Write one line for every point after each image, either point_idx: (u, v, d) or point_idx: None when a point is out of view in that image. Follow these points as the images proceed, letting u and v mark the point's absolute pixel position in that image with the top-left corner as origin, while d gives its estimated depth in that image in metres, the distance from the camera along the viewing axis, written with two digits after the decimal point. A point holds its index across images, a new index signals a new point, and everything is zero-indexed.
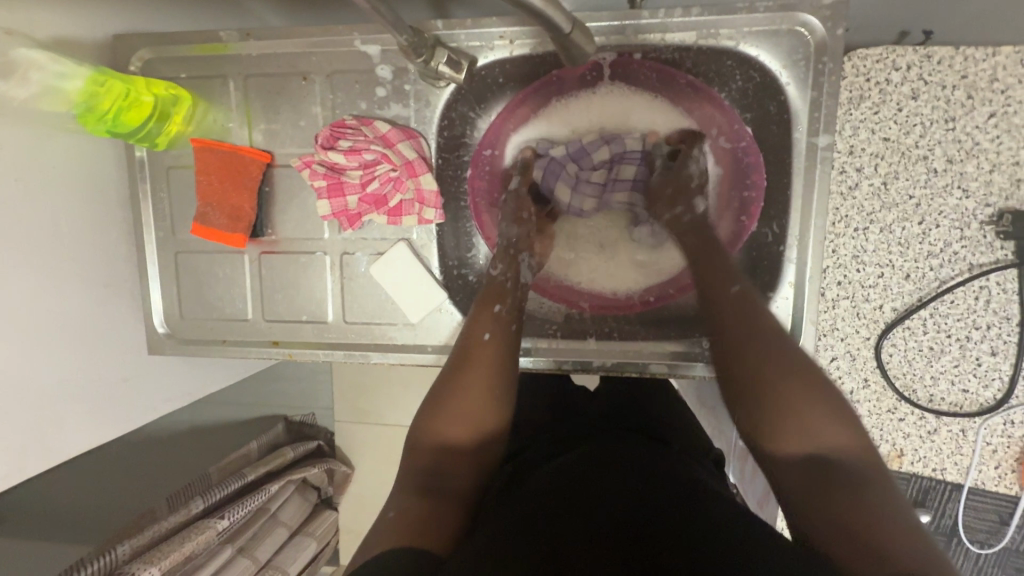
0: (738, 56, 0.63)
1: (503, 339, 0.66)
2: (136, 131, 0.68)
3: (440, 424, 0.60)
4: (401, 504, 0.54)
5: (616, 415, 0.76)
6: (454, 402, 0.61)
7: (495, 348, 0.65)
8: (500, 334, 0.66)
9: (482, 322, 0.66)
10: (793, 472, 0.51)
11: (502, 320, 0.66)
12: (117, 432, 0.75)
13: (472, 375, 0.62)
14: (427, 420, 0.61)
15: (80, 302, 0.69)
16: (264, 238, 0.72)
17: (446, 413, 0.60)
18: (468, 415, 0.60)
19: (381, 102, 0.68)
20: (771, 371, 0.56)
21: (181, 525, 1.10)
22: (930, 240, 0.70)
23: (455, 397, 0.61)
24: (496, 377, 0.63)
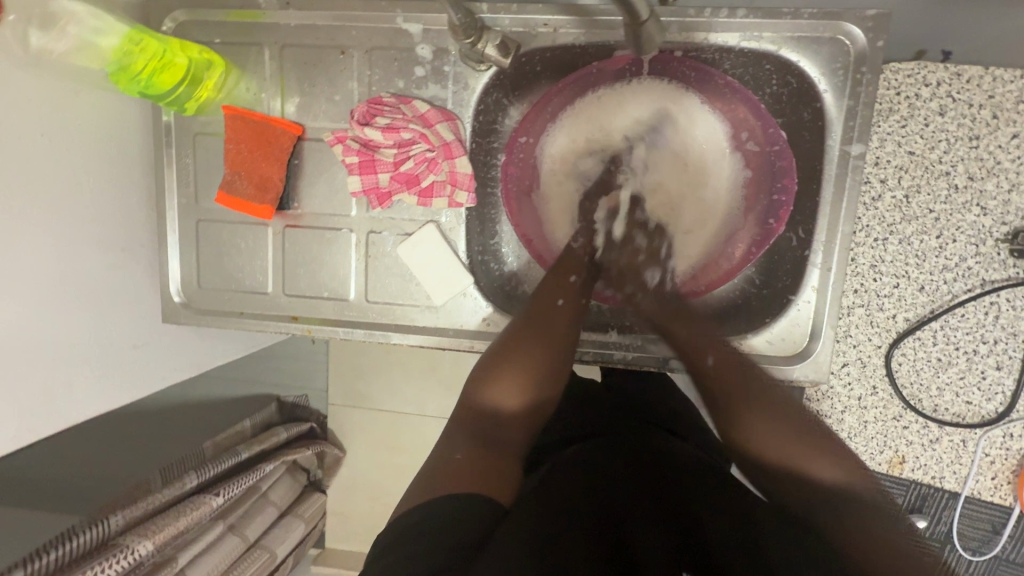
0: (778, 61, 0.64)
1: (576, 309, 0.70)
2: (166, 94, 0.67)
3: (499, 381, 0.66)
4: (464, 450, 0.61)
5: (630, 407, 0.78)
6: (519, 362, 0.67)
7: (567, 316, 0.69)
8: (573, 302, 0.70)
9: (556, 288, 0.70)
10: (796, 499, 0.55)
11: (575, 291, 0.70)
12: (125, 399, 0.74)
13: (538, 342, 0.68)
14: (481, 382, 0.67)
15: (98, 264, 0.68)
16: (289, 212, 0.72)
17: (507, 372, 0.66)
18: (529, 375, 0.67)
19: (420, 82, 0.68)
20: (755, 412, 0.59)
21: (175, 499, 1.09)
22: (947, 254, 0.72)
23: (519, 357, 0.67)
24: (561, 344, 0.68)
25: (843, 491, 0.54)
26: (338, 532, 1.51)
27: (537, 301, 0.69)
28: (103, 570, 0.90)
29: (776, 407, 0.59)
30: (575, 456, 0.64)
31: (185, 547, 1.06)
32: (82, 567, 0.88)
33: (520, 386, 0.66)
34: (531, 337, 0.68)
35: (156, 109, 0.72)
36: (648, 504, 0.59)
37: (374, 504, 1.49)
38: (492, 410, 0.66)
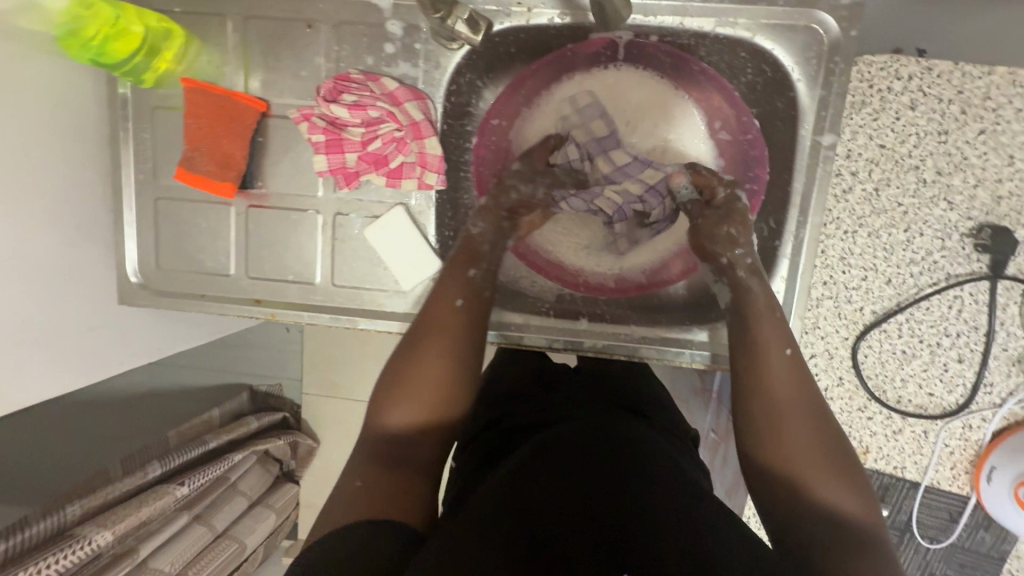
0: (753, 48, 0.63)
1: (475, 309, 0.63)
2: (121, 64, 0.64)
3: (396, 402, 0.58)
4: (364, 472, 0.54)
5: (601, 387, 0.78)
6: (414, 378, 0.58)
7: (464, 318, 0.62)
8: (472, 303, 0.63)
9: (452, 285, 0.63)
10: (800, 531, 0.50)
11: (473, 285, 0.64)
12: (82, 382, 0.72)
13: (435, 349, 0.60)
14: (385, 398, 0.59)
15: (50, 242, 0.65)
16: (253, 191, 0.69)
17: (403, 390, 0.58)
18: (427, 392, 0.58)
19: (390, 59, 0.66)
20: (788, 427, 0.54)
21: (137, 489, 1.06)
22: (914, 247, 0.72)
23: (414, 371, 0.59)
24: (463, 351, 0.60)
25: (847, 520, 0.50)
26: (310, 522, 1.49)
27: (432, 303, 0.62)
28: (57, 562, 0.86)
29: (811, 422, 0.55)
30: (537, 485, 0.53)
31: (146, 538, 1.03)
32: (36, 558, 0.85)
33: (419, 406, 0.57)
34: (426, 347, 0.60)
35: (112, 80, 0.68)
36: (582, 510, 0.51)
37: None
38: (397, 434, 0.57)
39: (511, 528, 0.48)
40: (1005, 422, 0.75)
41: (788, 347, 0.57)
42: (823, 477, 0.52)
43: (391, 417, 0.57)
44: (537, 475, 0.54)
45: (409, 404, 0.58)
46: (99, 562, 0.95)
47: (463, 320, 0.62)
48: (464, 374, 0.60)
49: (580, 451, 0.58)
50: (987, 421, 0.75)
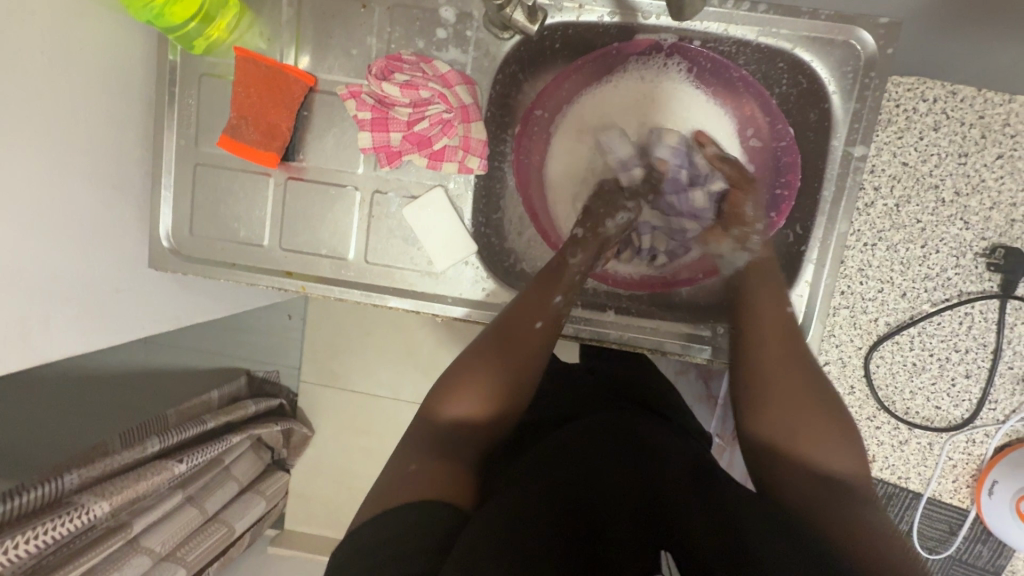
0: (791, 60, 0.66)
1: (549, 334, 0.66)
2: (177, 28, 0.63)
3: (455, 394, 0.61)
4: (421, 459, 0.56)
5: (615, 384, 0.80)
6: (479, 379, 0.62)
7: (539, 339, 0.65)
8: (549, 327, 0.66)
9: (536, 307, 0.66)
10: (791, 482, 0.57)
11: (553, 309, 0.66)
12: (104, 342, 0.72)
13: (509, 355, 0.63)
14: (442, 393, 0.62)
15: (87, 198, 0.65)
16: (293, 164, 0.70)
17: (470, 383, 0.62)
18: (489, 396, 0.61)
19: (440, 44, 0.67)
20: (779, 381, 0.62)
21: (135, 463, 1.05)
22: (929, 263, 0.75)
23: (478, 371, 0.62)
24: (527, 371, 0.64)
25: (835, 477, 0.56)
26: (301, 511, 1.47)
27: (514, 314, 0.65)
28: (55, 528, 0.85)
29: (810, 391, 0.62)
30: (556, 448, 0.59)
31: (141, 513, 1.02)
32: (30, 522, 0.83)
33: (478, 407, 0.61)
34: (502, 359, 0.63)
35: (162, 45, 0.69)
36: (629, 494, 0.55)
37: (341, 486, 1.45)
38: (448, 427, 0.60)
39: (561, 507, 0.51)
40: (1007, 438, 0.78)
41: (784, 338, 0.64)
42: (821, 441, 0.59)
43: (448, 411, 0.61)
44: (579, 461, 0.57)
45: (464, 403, 0.61)
46: (91, 534, 0.93)
47: (542, 337, 0.66)
48: (524, 382, 0.64)
49: (604, 445, 0.60)
50: (990, 436, 0.77)
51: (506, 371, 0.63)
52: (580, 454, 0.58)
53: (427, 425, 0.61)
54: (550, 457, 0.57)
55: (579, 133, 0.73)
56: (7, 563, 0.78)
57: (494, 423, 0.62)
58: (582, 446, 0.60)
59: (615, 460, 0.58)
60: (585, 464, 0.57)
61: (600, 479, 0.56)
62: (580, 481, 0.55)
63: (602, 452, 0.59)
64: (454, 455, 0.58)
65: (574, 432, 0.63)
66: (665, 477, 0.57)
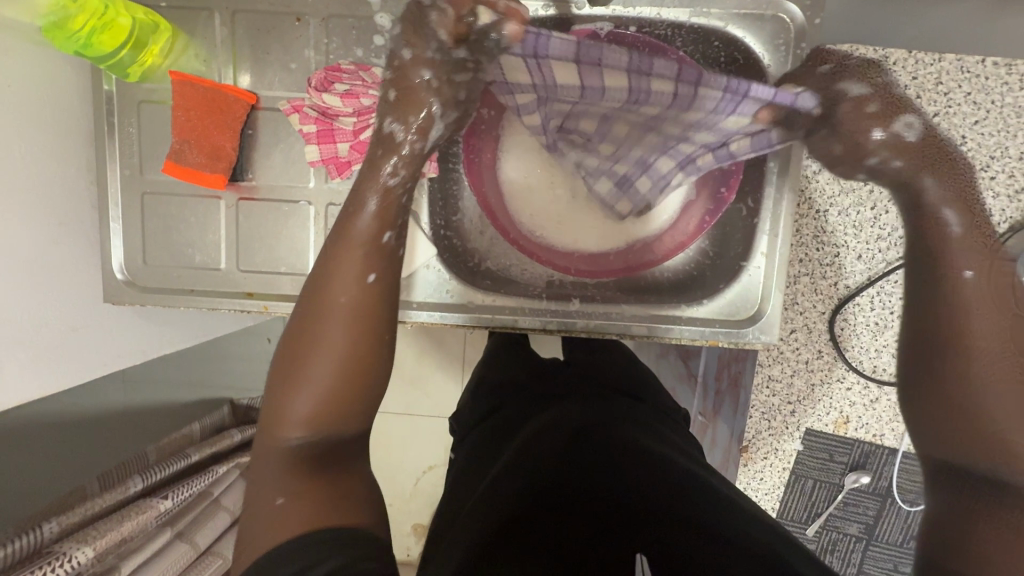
0: (725, 37, 0.67)
1: (383, 285, 0.59)
2: (108, 56, 0.63)
3: (308, 359, 0.54)
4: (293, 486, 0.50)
5: (600, 372, 0.81)
6: (312, 366, 0.54)
7: (363, 298, 0.57)
8: (384, 275, 0.59)
9: (356, 260, 0.58)
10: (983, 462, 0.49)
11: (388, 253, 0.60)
12: (65, 382, 0.70)
13: (339, 323, 0.55)
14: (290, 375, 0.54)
15: (33, 236, 0.63)
16: (243, 183, 0.69)
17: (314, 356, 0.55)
18: (330, 377, 0.54)
19: (379, 51, 0.67)
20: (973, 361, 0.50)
21: (119, 504, 1.03)
22: (881, 224, 0.77)
23: (322, 336, 0.55)
24: (367, 326, 0.56)
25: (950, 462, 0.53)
26: None
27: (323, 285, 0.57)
28: None
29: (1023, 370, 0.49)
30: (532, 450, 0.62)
31: (127, 555, 0.98)
32: None
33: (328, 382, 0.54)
34: (318, 337, 0.55)
35: (96, 75, 0.68)
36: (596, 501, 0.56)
37: None
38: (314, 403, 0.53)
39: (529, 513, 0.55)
40: None
41: (966, 269, 0.55)
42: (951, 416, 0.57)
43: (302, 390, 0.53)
44: (536, 472, 0.59)
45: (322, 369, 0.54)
46: None
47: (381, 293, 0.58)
48: (368, 345, 0.56)
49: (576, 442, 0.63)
50: None
51: (355, 335, 0.56)
52: (538, 466, 0.60)
53: (279, 435, 0.53)
54: (540, 449, 0.62)
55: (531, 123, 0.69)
56: None
57: (344, 407, 0.54)
58: (545, 454, 0.61)
59: (573, 467, 0.60)
60: (545, 476, 0.59)
61: (549, 506, 0.56)
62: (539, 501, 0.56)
63: (556, 462, 0.60)
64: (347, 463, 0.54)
65: (530, 432, 0.67)
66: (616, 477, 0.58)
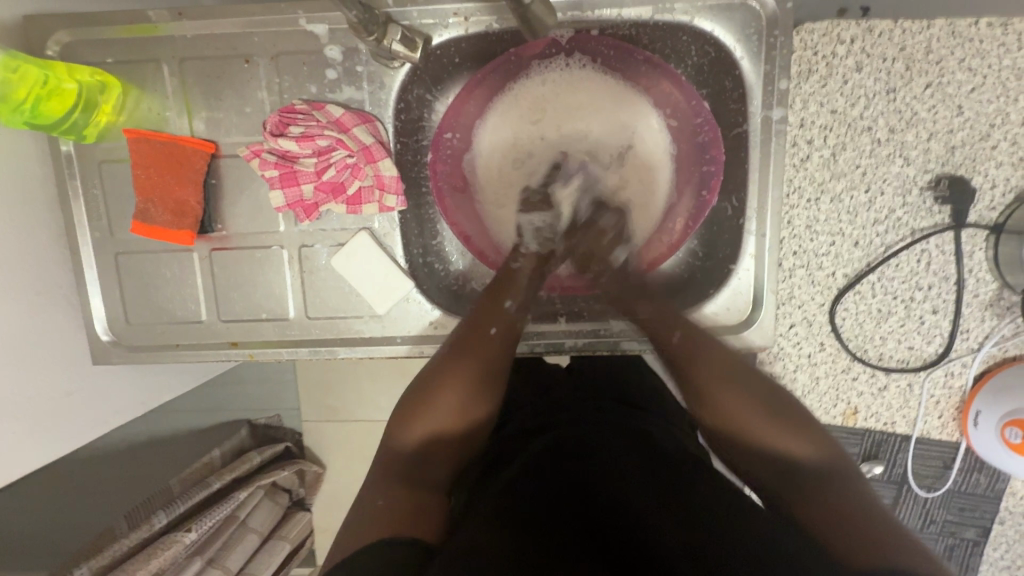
0: (693, 31, 0.63)
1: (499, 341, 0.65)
2: (59, 123, 0.62)
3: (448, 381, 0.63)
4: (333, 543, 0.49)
5: (604, 383, 0.78)
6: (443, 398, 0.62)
7: (498, 345, 0.65)
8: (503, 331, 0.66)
9: (485, 316, 0.66)
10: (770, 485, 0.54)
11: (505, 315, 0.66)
12: (69, 446, 0.72)
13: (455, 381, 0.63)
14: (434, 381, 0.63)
15: (14, 311, 0.63)
16: (214, 234, 0.68)
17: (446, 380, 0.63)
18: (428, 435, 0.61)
19: (333, 85, 0.65)
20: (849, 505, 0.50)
21: (146, 541, 1.04)
22: (876, 207, 0.73)
23: (455, 373, 0.63)
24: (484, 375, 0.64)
25: (794, 466, 0.55)
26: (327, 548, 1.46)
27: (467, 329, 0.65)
28: None
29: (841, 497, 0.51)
30: (533, 454, 0.61)
31: None
32: None
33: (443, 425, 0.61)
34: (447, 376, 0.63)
35: (53, 139, 0.67)
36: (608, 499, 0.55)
37: None
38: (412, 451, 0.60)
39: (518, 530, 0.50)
40: (985, 364, 0.76)
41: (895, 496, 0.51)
42: (777, 434, 0.56)
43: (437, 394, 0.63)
44: (519, 493, 0.54)
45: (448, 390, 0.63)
46: None
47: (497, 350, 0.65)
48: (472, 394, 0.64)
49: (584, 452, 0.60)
50: (967, 366, 0.76)
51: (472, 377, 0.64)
52: (540, 478, 0.57)
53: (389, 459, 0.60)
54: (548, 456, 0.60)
55: (509, 156, 0.72)
56: None
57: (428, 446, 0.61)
58: (526, 478, 0.56)
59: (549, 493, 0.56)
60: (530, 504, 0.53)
61: (544, 509, 0.54)
62: (542, 504, 0.55)
63: (569, 467, 0.59)
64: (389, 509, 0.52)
65: (532, 453, 0.60)
66: (619, 484, 0.55)
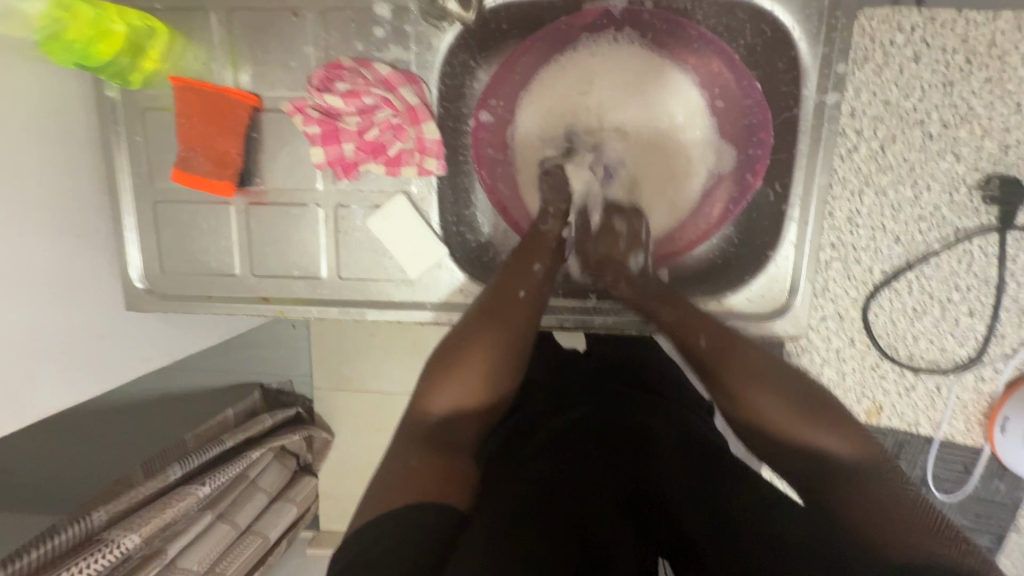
0: (751, 9, 0.62)
1: (530, 303, 0.66)
2: (105, 65, 0.62)
3: (468, 359, 0.62)
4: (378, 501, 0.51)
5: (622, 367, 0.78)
6: (466, 374, 0.62)
7: (524, 310, 0.65)
8: (534, 295, 0.66)
9: (518, 278, 0.66)
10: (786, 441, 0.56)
11: (535, 280, 0.66)
12: (98, 389, 0.73)
13: (491, 335, 0.63)
14: (453, 365, 0.62)
15: (52, 251, 0.64)
16: (251, 188, 0.68)
17: (471, 362, 0.62)
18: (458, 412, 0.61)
19: (380, 44, 0.64)
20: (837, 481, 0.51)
21: (158, 492, 1.04)
22: (921, 203, 0.72)
23: (480, 345, 0.63)
24: (506, 343, 0.64)
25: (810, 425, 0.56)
26: (333, 514, 1.48)
27: (500, 292, 0.65)
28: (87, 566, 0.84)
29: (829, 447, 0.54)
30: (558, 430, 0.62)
31: (172, 538, 1.01)
32: (63, 566, 0.83)
33: (463, 404, 0.61)
34: (471, 358, 0.62)
35: (98, 84, 0.67)
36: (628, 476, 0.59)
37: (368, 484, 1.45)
38: (442, 417, 0.61)
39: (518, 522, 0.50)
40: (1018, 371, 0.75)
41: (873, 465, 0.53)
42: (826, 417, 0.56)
43: (455, 377, 0.62)
44: (544, 470, 0.56)
45: (467, 377, 0.62)
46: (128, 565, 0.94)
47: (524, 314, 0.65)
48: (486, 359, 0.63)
49: (614, 435, 0.62)
50: (999, 372, 0.75)
51: (494, 354, 0.63)
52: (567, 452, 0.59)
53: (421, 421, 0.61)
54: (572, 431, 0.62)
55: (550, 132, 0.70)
56: None
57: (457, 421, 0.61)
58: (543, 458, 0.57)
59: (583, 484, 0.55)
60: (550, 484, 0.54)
61: (582, 478, 0.56)
62: (576, 472, 0.56)
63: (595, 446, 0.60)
64: (418, 468, 0.54)
65: (556, 427, 0.63)
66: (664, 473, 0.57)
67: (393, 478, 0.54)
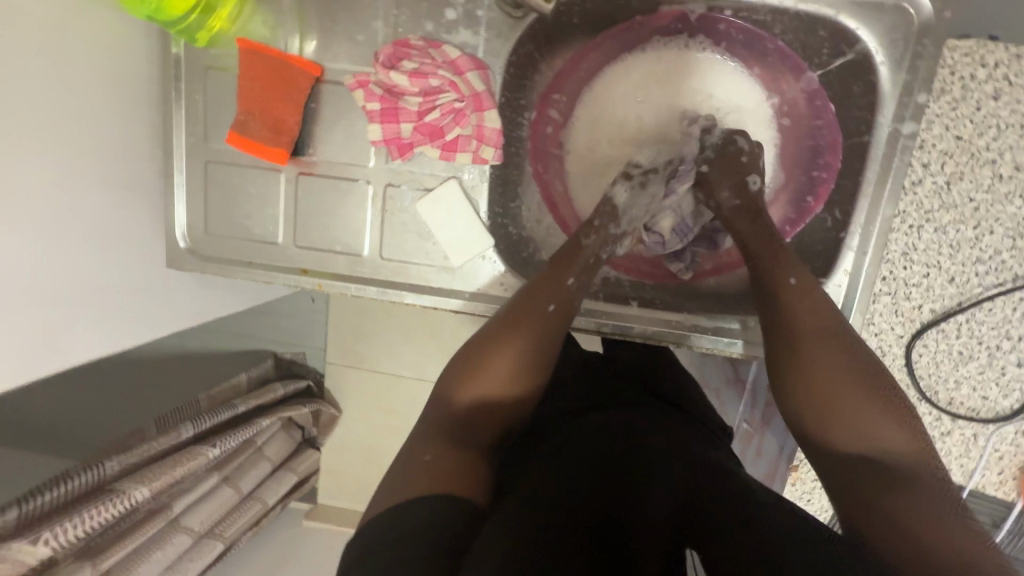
0: (834, 27, 0.60)
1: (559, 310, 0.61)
2: (176, 22, 0.62)
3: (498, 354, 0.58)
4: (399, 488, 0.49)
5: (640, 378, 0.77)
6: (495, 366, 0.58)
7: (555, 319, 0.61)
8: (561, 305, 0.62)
9: (548, 287, 0.62)
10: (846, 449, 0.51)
11: (569, 292, 0.62)
12: (129, 341, 0.73)
13: (519, 335, 0.59)
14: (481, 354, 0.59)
15: (103, 199, 0.65)
16: (303, 158, 0.68)
17: (500, 352, 0.58)
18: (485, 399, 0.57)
19: (449, 26, 0.64)
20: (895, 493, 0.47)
21: (170, 449, 1.03)
22: (982, 245, 0.69)
23: (508, 343, 0.59)
24: (535, 346, 0.59)
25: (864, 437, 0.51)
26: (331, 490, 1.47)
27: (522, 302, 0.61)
28: (95, 516, 0.84)
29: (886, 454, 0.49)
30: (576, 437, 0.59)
31: (179, 495, 1.02)
32: (71, 512, 0.82)
33: (488, 401, 0.57)
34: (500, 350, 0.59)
35: (165, 39, 0.67)
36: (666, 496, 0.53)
37: (370, 465, 1.44)
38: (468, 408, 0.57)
39: (571, 528, 0.46)
40: None
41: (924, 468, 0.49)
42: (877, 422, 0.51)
43: (485, 367, 0.58)
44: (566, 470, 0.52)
45: (494, 371, 0.58)
46: (134, 517, 0.94)
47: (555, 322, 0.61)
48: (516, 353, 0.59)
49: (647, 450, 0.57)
50: None
51: (524, 352, 0.59)
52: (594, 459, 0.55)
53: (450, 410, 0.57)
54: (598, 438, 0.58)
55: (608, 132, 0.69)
56: (59, 548, 0.80)
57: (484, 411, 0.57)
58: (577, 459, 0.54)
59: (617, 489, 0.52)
60: (590, 485, 0.51)
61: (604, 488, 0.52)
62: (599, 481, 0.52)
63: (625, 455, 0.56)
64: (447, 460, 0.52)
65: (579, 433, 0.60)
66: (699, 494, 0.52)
67: (420, 461, 0.51)
